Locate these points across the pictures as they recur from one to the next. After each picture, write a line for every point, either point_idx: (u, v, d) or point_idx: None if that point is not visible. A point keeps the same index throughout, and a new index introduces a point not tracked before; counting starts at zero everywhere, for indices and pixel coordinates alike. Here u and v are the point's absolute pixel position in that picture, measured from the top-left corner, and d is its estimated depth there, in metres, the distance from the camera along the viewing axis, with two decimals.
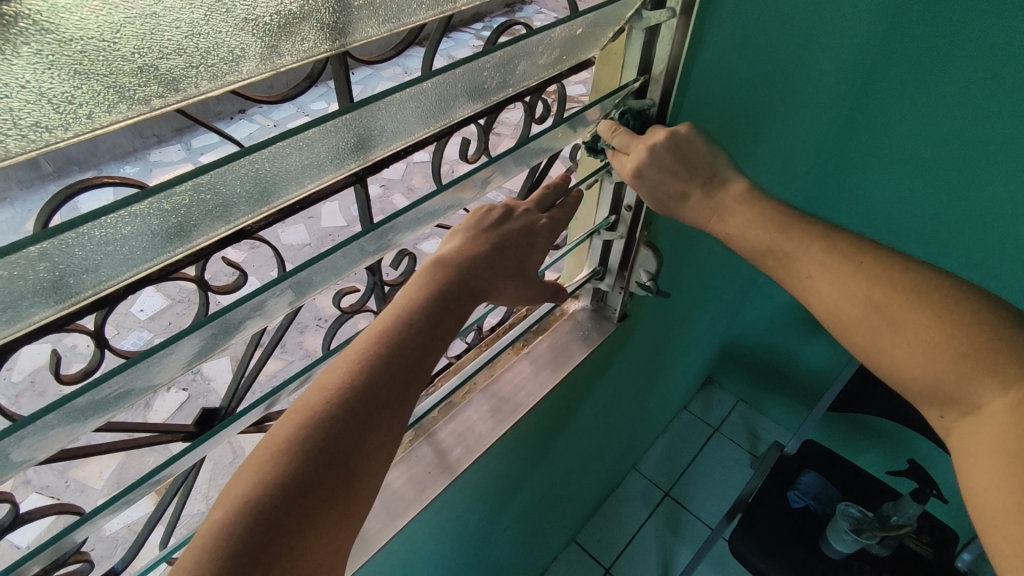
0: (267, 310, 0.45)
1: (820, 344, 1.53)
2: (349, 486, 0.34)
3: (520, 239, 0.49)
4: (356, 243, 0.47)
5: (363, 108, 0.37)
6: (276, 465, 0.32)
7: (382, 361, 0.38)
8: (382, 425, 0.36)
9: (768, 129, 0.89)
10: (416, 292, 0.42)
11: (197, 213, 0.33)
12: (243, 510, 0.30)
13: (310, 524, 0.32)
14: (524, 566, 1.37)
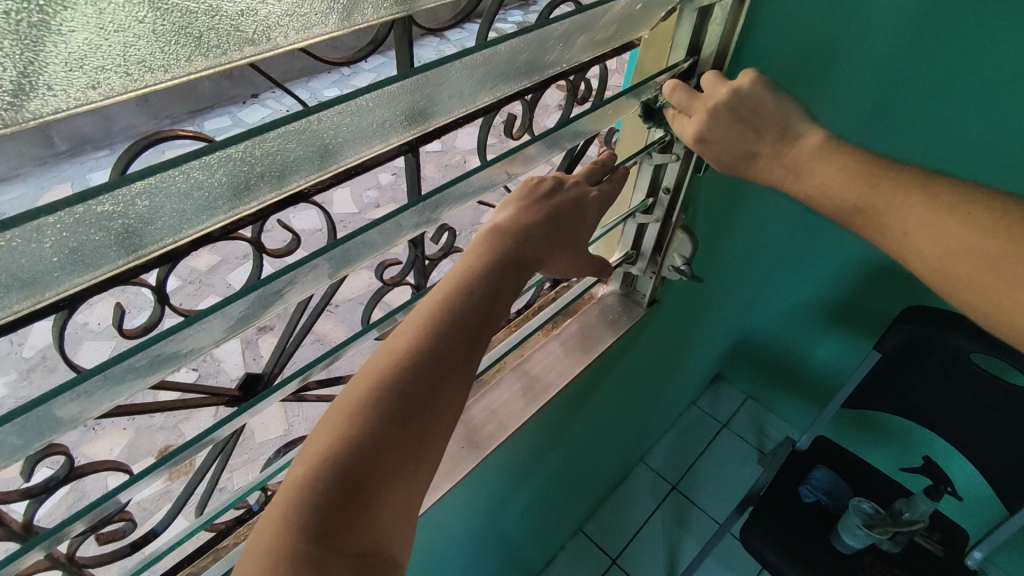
0: (320, 275, 0.45)
1: (834, 342, 1.54)
2: (421, 445, 0.35)
3: (572, 210, 0.49)
4: (408, 211, 0.47)
5: (426, 73, 0.37)
6: (352, 425, 0.33)
7: (447, 324, 0.38)
8: (450, 386, 0.37)
9: (801, 120, 0.90)
10: (476, 258, 0.43)
11: (272, 171, 0.34)
12: (324, 468, 0.32)
13: (387, 482, 0.33)
14: (532, 554, 1.37)
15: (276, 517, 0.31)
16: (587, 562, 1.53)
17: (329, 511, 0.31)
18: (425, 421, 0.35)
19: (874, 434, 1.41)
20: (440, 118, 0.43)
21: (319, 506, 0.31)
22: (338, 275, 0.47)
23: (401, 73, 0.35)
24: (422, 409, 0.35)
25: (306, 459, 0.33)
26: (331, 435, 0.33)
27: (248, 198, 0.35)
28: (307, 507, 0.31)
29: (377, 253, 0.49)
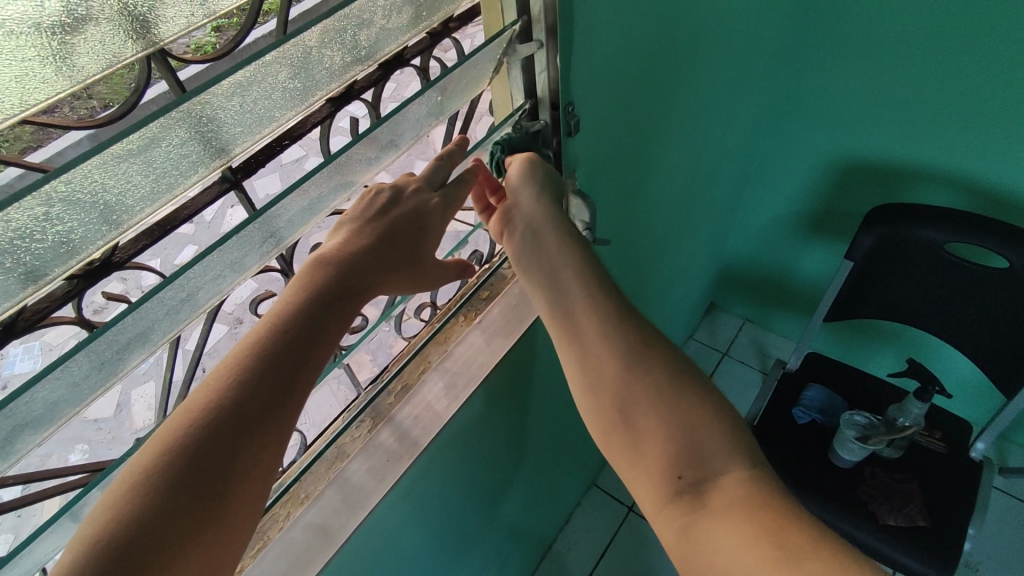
0: (161, 326, 0.43)
1: (814, 254, 1.47)
2: (219, 500, 0.37)
3: (407, 223, 0.49)
4: (239, 236, 0.44)
5: (189, 102, 0.33)
6: (139, 491, 0.35)
7: (254, 374, 0.40)
8: (258, 435, 0.39)
9: (707, 41, 0.83)
10: (292, 296, 0.44)
11: (25, 255, 0.31)
12: (104, 537, 0.33)
13: (174, 543, 0.35)
14: (543, 518, 1.40)
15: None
16: (603, 514, 1.55)
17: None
18: (224, 476, 0.38)
19: (865, 340, 1.37)
20: (240, 146, 0.39)
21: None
22: (190, 320, 0.45)
23: (147, 115, 0.32)
24: (220, 466, 0.38)
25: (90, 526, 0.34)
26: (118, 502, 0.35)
27: (15, 289, 0.32)
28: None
29: (223, 291, 0.46)
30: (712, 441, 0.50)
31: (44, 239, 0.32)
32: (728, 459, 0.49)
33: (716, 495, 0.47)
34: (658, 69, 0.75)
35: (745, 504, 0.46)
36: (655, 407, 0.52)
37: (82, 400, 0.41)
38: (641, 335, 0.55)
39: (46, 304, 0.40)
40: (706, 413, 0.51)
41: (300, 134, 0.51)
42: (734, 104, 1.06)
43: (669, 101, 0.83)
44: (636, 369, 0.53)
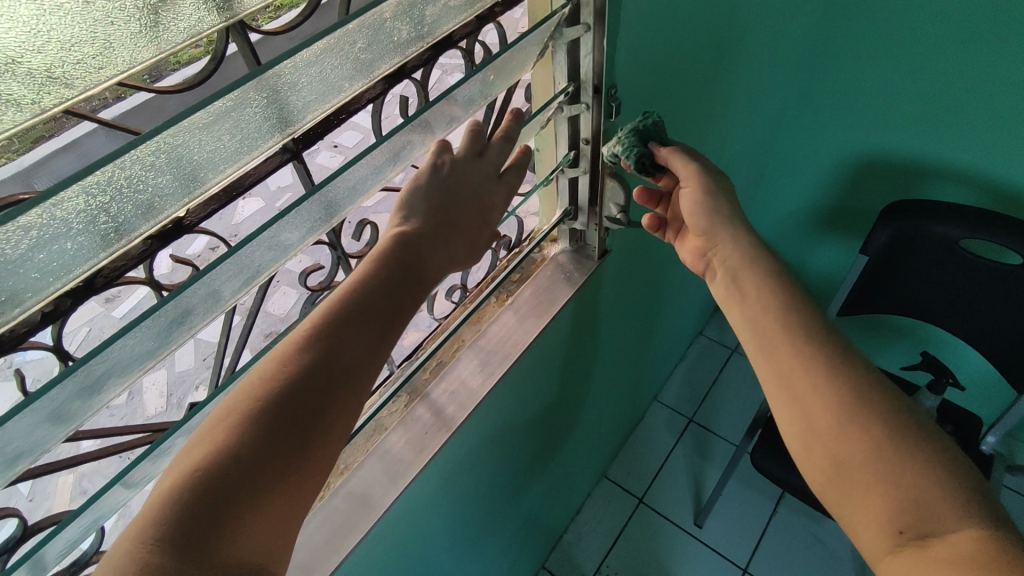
0: (225, 292, 0.45)
1: (826, 251, 1.49)
2: (301, 446, 0.41)
3: (459, 207, 0.55)
4: (302, 207, 0.45)
5: (271, 69, 0.35)
6: (232, 433, 0.39)
7: (332, 335, 0.45)
8: (337, 391, 0.43)
9: (737, 35, 0.85)
10: (363, 270, 0.49)
11: (120, 209, 0.33)
12: (201, 471, 0.37)
13: (265, 480, 0.38)
14: (554, 506, 1.41)
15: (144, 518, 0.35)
16: (613, 505, 1.57)
17: (200, 514, 0.35)
18: (306, 424, 0.41)
19: (877, 336, 1.39)
20: (310, 116, 0.41)
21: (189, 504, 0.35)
22: (248, 289, 0.47)
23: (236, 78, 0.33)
24: (303, 417, 0.41)
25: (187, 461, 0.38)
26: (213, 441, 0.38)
27: (110, 242, 0.34)
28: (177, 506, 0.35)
29: (282, 261, 0.48)
30: (919, 450, 0.46)
31: (140, 192, 0.33)
32: (957, 510, 0.43)
33: (942, 547, 0.42)
34: (689, 58, 0.77)
35: (973, 556, 0.41)
36: (849, 407, 0.49)
37: (147, 361, 0.43)
38: (822, 334, 0.53)
39: (123, 264, 0.42)
40: (910, 419, 0.48)
41: (356, 109, 0.52)
42: (756, 99, 1.07)
43: (697, 91, 0.85)
44: (838, 405, 0.50)
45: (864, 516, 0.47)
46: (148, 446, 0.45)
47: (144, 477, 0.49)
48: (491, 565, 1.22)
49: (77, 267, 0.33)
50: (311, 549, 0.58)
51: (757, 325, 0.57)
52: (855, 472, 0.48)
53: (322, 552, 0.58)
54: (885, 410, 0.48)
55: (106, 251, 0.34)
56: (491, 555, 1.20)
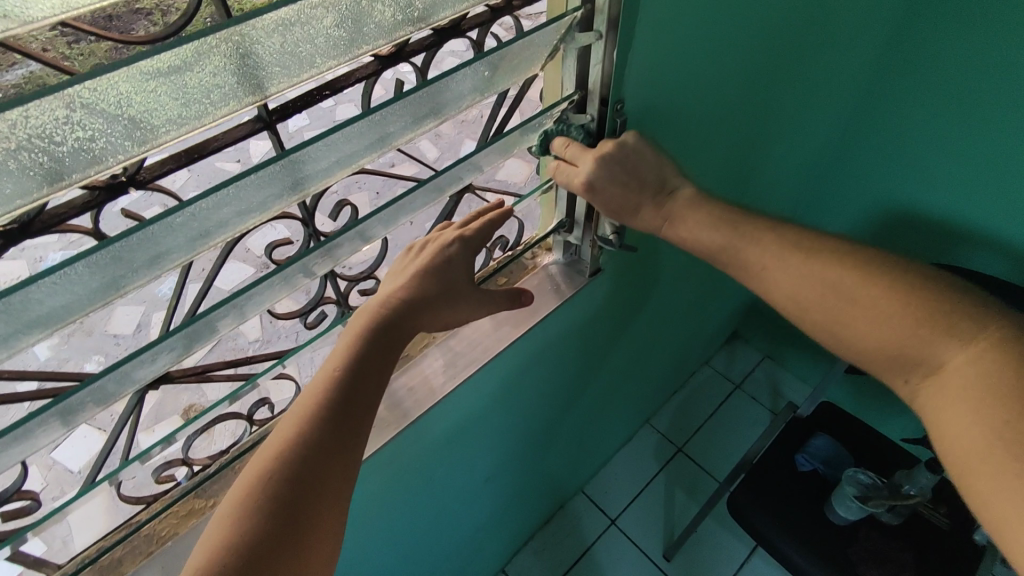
0: (171, 250, 0.43)
1: None
2: (306, 528, 0.42)
3: (455, 267, 0.56)
4: (254, 177, 0.43)
5: (223, 30, 0.33)
6: (240, 520, 0.41)
7: (329, 408, 0.46)
8: (338, 464, 0.45)
9: (774, 63, 0.81)
10: (352, 341, 0.50)
11: (45, 155, 0.32)
12: (213, 560, 0.39)
13: (271, 567, 0.40)
14: (522, 512, 1.39)
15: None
16: (585, 521, 1.54)
17: None
18: (304, 505, 0.43)
19: (886, 399, 1.32)
20: (278, 86, 0.38)
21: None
22: (199, 251, 0.45)
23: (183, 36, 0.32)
24: (307, 490, 0.43)
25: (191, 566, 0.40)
26: (212, 541, 0.40)
27: (33, 190, 0.32)
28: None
29: (238, 228, 0.46)
30: (918, 301, 0.52)
31: (61, 142, 0.31)
32: (954, 341, 0.50)
33: (948, 379, 0.50)
34: (714, 81, 0.73)
35: (979, 382, 0.48)
36: (891, 328, 0.53)
37: (77, 313, 0.41)
38: (821, 259, 0.57)
39: (64, 211, 0.41)
40: (937, 295, 0.52)
41: (343, 86, 0.50)
42: (789, 134, 1.02)
43: (721, 118, 0.81)
44: (827, 274, 0.56)
45: (960, 427, 0.49)
46: (76, 388, 0.48)
47: (80, 416, 0.51)
48: (446, 561, 1.21)
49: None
50: None
51: (789, 289, 0.58)
52: (952, 398, 0.50)
53: None
54: (911, 321, 0.52)
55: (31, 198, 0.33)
56: (447, 551, 1.19)
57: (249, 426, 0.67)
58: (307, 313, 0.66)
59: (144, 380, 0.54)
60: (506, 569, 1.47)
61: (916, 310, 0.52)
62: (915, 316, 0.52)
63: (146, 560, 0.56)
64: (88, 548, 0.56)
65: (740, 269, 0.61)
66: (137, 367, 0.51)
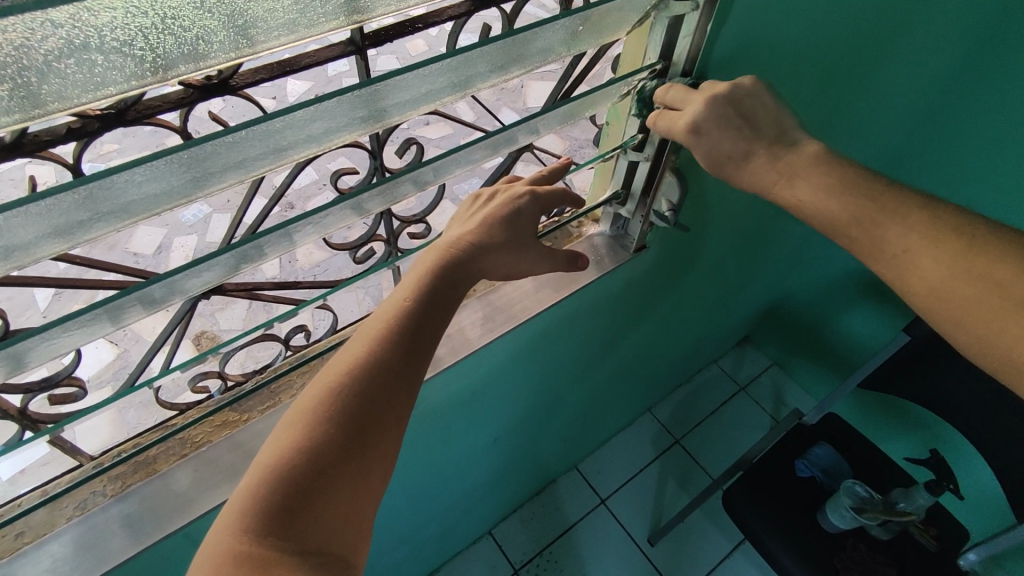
0: (256, 159, 0.42)
1: (866, 317, 1.43)
2: (363, 453, 0.44)
3: (518, 226, 0.56)
4: (346, 98, 0.43)
5: None
6: (306, 439, 0.42)
7: (393, 343, 0.47)
8: (398, 396, 0.46)
9: (849, 67, 0.80)
10: (418, 278, 0.51)
11: (168, 40, 0.32)
12: (280, 471, 0.41)
13: (333, 477, 0.42)
14: (516, 478, 1.42)
15: (232, 517, 0.40)
16: (575, 497, 1.57)
17: (281, 513, 0.40)
18: (368, 421, 0.44)
19: (892, 420, 1.33)
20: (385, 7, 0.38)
21: (267, 506, 0.40)
22: (277, 164, 0.44)
23: None
24: (369, 418, 0.45)
25: (258, 469, 0.42)
26: (281, 446, 0.42)
27: (148, 73, 0.33)
28: (256, 506, 0.40)
29: (314, 149, 0.45)
30: None
31: (187, 30, 0.32)
32: None
33: None
34: (791, 76, 0.72)
35: None
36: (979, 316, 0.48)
37: (161, 206, 0.41)
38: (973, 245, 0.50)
39: (158, 104, 0.41)
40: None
41: (435, 22, 0.50)
42: (846, 143, 1.01)
43: (788, 116, 0.80)
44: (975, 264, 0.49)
45: None
46: (136, 285, 0.48)
47: (128, 316, 0.51)
48: (439, 514, 1.24)
49: (108, 86, 0.32)
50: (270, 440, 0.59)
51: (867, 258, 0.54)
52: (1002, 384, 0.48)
53: None
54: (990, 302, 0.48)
55: (145, 81, 0.33)
56: (441, 504, 1.21)
57: (285, 349, 0.68)
58: (357, 248, 0.67)
59: (195, 290, 0.53)
60: (491, 531, 1.51)
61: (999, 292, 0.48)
62: (999, 307, 0.47)
63: (180, 461, 0.57)
64: (125, 442, 0.59)
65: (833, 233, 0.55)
66: (188, 276, 0.50)
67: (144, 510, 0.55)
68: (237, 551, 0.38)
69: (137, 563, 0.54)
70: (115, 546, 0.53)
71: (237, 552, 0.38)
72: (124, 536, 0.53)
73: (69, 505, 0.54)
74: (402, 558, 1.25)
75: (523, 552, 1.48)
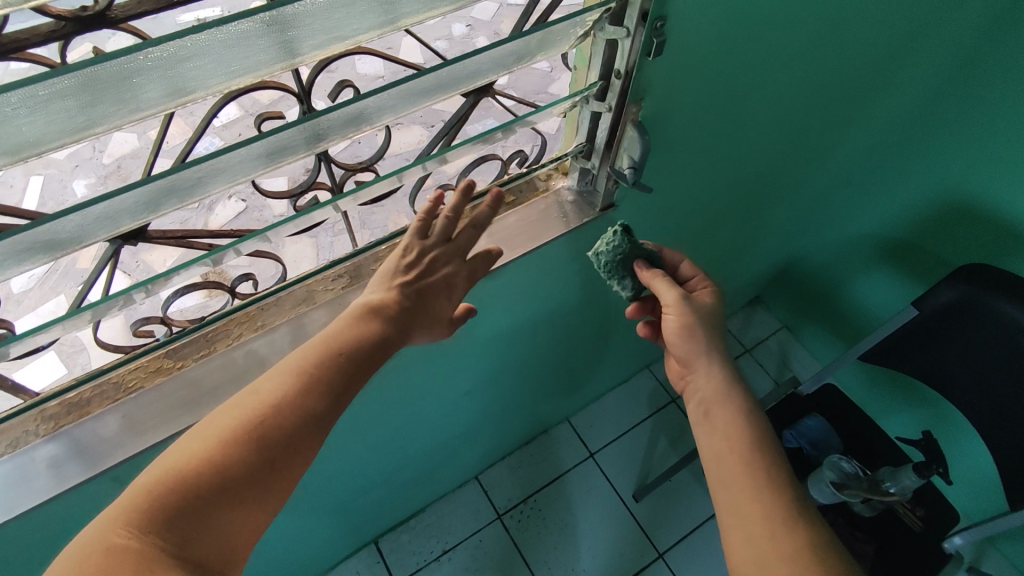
0: (142, 96, 0.39)
1: (879, 284, 1.31)
2: (257, 486, 0.46)
3: (441, 289, 0.57)
4: (240, 26, 0.38)
5: None
6: (203, 456, 0.44)
7: (316, 383, 0.50)
8: (308, 443, 0.49)
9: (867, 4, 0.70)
10: (351, 328, 0.53)
11: None
12: (164, 485, 0.43)
13: (220, 504, 0.44)
14: (504, 427, 1.42)
15: (120, 508, 0.42)
16: (564, 449, 1.57)
17: (160, 530, 0.41)
18: (281, 458, 0.47)
19: (893, 394, 1.27)
20: None
21: (161, 507, 0.42)
22: (173, 106, 0.41)
23: None
24: (275, 451, 0.47)
25: (154, 472, 0.44)
26: (190, 456, 0.44)
27: None
28: (152, 507, 0.42)
29: (217, 85, 0.41)
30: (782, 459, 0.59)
31: None
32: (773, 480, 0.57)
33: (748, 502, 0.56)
34: (785, 13, 0.62)
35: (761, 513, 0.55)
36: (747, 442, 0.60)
37: (49, 143, 0.38)
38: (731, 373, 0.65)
39: (28, 38, 0.38)
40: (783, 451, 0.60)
41: None
42: (865, 95, 0.91)
43: (784, 62, 0.70)
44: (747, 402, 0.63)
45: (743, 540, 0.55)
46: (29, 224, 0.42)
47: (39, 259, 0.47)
48: (420, 458, 1.25)
49: None
50: (200, 389, 0.59)
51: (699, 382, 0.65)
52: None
53: (208, 395, 0.59)
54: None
55: None
56: (421, 451, 1.23)
57: (231, 298, 0.67)
58: (298, 196, 0.66)
59: (109, 233, 0.49)
60: (478, 476, 1.53)
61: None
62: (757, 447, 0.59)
63: (110, 405, 0.57)
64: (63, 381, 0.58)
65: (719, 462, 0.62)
66: (98, 215, 0.45)
67: (73, 452, 0.55)
68: (115, 546, 0.40)
69: (66, 500, 0.56)
70: (37, 487, 0.54)
71: (117, 546, 0.40)
72: (48, 477, 0.54)
73: None
74: (383, 498, 1.28)
75: (508, 499, 1.50)
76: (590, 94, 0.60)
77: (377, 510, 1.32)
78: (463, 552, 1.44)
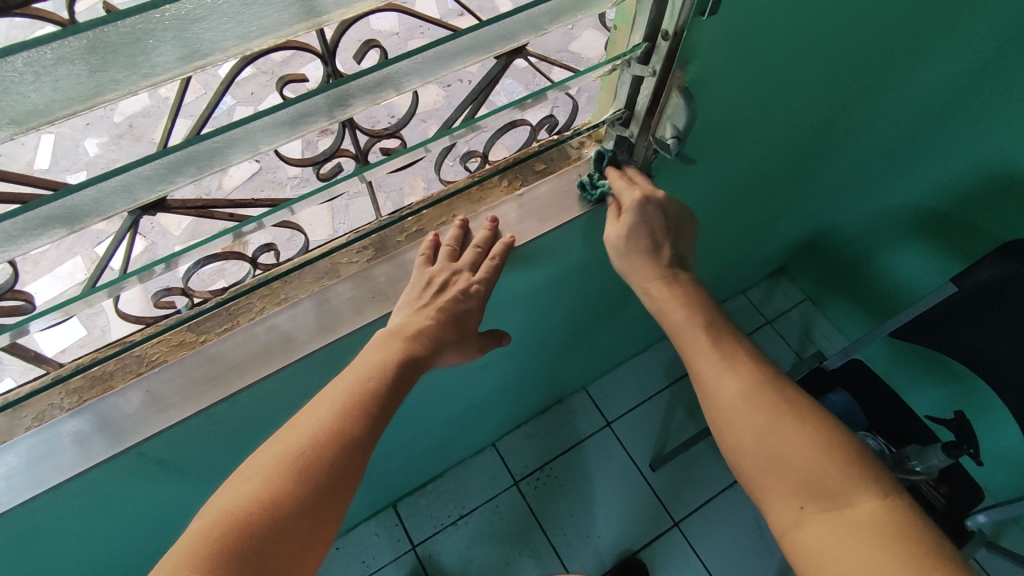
0: (155, 55, 0.35)
1: (913, 257, 1.27)
2: (311, 515, 0.48)
3: (468, 310, 0.59)
4: None
5: None
6: (255, 491, 0.47)
7: (355, 411, 0.53)
8: (358, 466, 0.51)
9: None
10: (383, 355, 0.55)
11: None
12: (221, 525, 0.45)
13: (282, 537, 0.46)
14: (521, 396, 1.42)
15: (186, 547, 0.44)
16: (580, 418, 1.57)
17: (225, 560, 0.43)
18: (332, 484, 0.49)
19: (922, 370, 1.24)
20: None
21: (220, 547, 0.44)
22: (188, 71, 0.37)
23: None
24: (327, 478, 0.49)
25: (212, 515, 0.46)
26: (244, 497, 0.47)
27: None
28: (212, 546, 0.44)
29: (239, 46, 0.37)
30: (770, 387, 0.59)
31: None
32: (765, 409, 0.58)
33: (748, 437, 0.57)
34: None
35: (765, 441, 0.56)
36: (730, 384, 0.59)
37: (58, 110, 0.35)
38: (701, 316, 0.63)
39: None
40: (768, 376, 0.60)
41: None
42: (919, 58, 0.85)
43: (838, 22, 0.65)
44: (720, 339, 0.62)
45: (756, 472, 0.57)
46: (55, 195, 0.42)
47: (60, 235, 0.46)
48: (438, 426, 1.25)
49: None
50: (223, 364, 0.58)
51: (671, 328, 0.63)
52: (857, 546, 0.51)
53: (232, 371, 0.57)
54: (840, 474, 0.54)
55: None
56: (440, 420, 1.22)
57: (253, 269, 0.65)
58: (321, 163, 0.63)
59: (128, 208, 0.46)
60: (495, 443, 1.54)
61: (852, 471, 0.54)
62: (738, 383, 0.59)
63: (134, 379, 0.56)
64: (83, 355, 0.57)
65: (700, 388, 0.62)
66: (123, 190, 0.44)
67: (98, 427, 0.54)
68: None
69: (92, 475, 0.55)
70: (65, 462, 0.53)
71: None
72: (74, 452, 0.53)
73: (28, 415, 0.54)
74: (401, 464, 1.29)
75: (525, 466, 1.51)
76: (632, 57, 0.56)
77: (395, 476, 1.33)
78: (479, 517, 1.45)
